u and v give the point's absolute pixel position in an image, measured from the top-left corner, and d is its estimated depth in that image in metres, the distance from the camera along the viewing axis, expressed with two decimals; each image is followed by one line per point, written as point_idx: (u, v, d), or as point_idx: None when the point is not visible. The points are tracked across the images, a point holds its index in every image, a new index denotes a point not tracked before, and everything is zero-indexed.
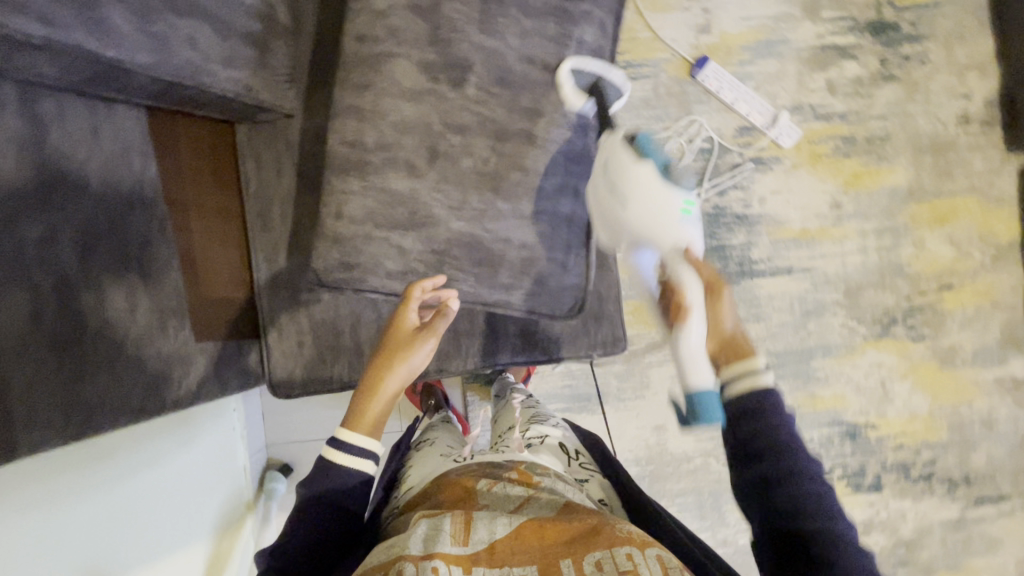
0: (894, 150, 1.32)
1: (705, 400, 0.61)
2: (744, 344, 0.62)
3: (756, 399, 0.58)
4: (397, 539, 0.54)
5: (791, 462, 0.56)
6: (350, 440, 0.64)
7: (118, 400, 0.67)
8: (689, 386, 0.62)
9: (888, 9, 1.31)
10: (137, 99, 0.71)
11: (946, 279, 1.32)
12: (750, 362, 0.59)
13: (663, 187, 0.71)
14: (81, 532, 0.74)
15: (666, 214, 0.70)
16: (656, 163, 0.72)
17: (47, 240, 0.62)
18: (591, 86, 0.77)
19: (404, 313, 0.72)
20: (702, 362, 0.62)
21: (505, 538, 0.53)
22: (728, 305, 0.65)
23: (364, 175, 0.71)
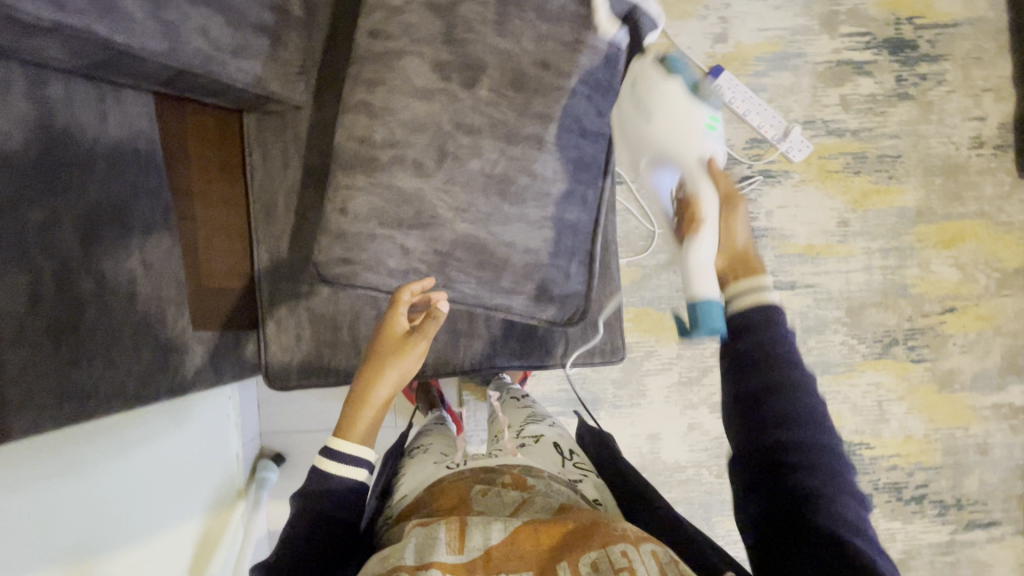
0: (905, 169, 1.31)
1: (710, 307, 0.61)
2: (754, 260, 0.62)
3: (759, 311, 0.57)
4: (391, 551, 0.52)
5: (791, 375, 0.53)
6: (341, 449, 0.63)
7: (115, 387, 0.66)
8: (693, 295, 0.62)
9: (908, 26, 1.30)
10: (146, 84, 0.70)
11: (949, 302, 1.31)
12: (758, 278, 0.58)
13: (687, 101, 0.67)
14: (71, 515, 0.74)
15: (688, 128, 0.66)
16: (683, 78, 0.68)
17: (50, 225, 0.61)
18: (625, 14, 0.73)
19: (394, 317, 0.70)
20: (709, 275, 0.62)
21: (501, 543, 0.51)
22: (742, 220, 0.65)
23: (371, 172, 0.70)
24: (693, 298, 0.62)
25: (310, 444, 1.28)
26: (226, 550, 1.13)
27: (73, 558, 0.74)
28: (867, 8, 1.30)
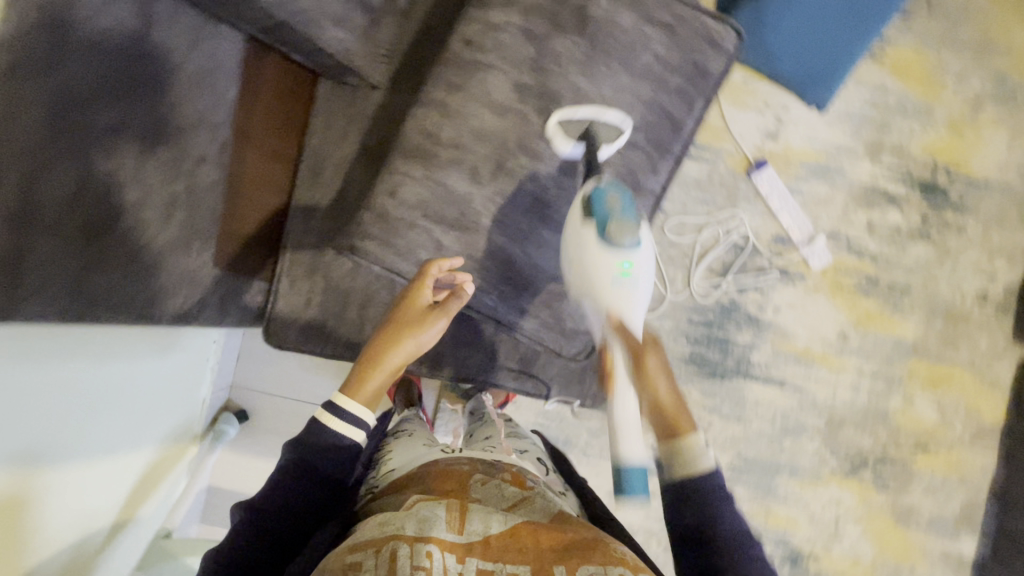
0: (911, 304, 1.36)
1: (630, 477, 0.58)
2: (681, 415, 0.60)
3: (700, 484, 0.57)
4: (389, 517, 0.53)
5: (732, 542, 0.56)
6: (344, 406, 0.64)
7: (121, 298, 0.66)
8: (618, 459, 0.59)
9: (943, 174, 1.37)
10: (245, 26, 0.72)
11: (924, 441, 1.35)
12: (690, 447, 0.58)
13: (600, 251, 0.68)
14: (35, 414, 0.72)
15: (597, 278, 0.68)
16: (599, 220, 0.68)
17: (115, 131, 0.62)
18: (584, 129, 0.73)
19: (419, 291, 0.71)
20: (637, 435, 0.60)
21: (500, 532, 0.52)
22: (659, 366, 0.63)
23: (428, 166, 0.73)
24: (620, 462, 0.59)
25: (277, 411, 1.26)
26: (165, 492, 1.10)
27: (15, 455, 0.70)
28: (910, 147, 1.37)
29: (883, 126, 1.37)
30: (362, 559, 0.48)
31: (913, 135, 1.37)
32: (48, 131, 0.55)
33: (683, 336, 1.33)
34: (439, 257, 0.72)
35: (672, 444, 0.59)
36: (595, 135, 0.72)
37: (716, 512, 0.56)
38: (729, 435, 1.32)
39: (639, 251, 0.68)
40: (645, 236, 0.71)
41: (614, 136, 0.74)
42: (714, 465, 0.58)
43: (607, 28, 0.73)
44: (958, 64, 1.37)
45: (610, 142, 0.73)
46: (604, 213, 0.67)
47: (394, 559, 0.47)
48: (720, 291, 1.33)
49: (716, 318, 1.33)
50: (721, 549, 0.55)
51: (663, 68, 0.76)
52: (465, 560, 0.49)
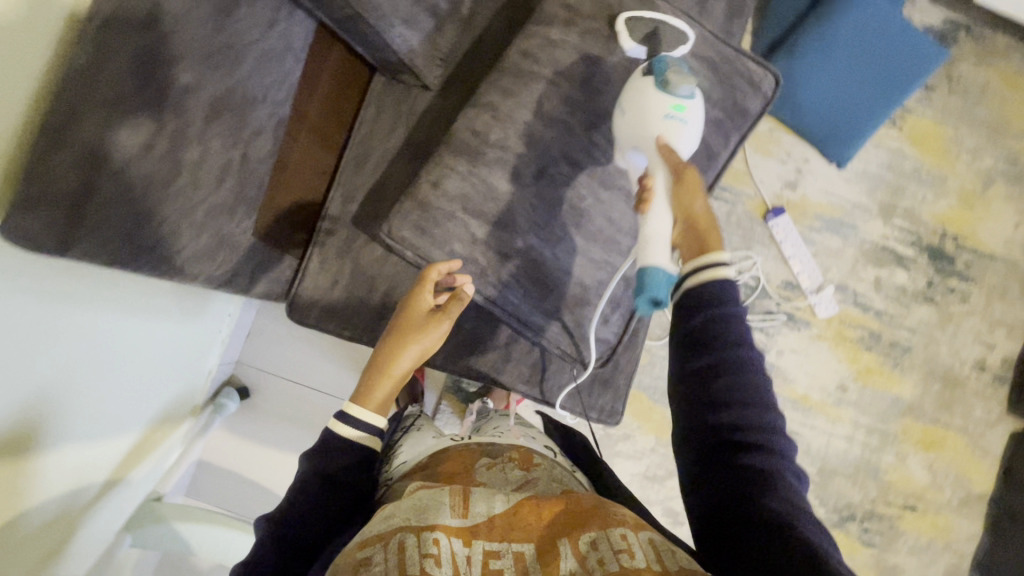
0: (910, 363, 1.39)
1: (653, 280, 0.61)
2: (712, 230, 0.60)
3: (715, 287, 0.56)
4: (394, 511, 0.53)
5: (735, 349, 0.54)
6: (359, 415, 0.66)
7: (165, 250, 0.68)
8: (642, 265, 0.62)
9: (951, 242, 1.42)
10: (321, 14, 0.75)
11: (912, 501, 1.36)
12: (714, 254, 0.57)
13: (653, 96, 0.70)
14: (59, 360, 0.73)
15: (649, 117, 0.69)
16: (655, 76, 0.71)
17: (189, 91, 0.65)
18: (650, 33, 0.78)
19: (420, 295, 0.74)
20: (664, 245, 0.62)
21: (503, 511, 0.52)
22: (699, 188, 0.62)
23: (474, 163, 0.77)
24: (644, 266, 0.62)
25: (278, 392, 1.27)
26: (157, 460, 1.09)
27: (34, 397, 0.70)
28: (922, 212, 1.42)
29: (898, 190, 1.42)
30: (371, 553, 0.48)
31: (925, 201, 1.42)
32: (134, 82, 0.58)
33: None
34: (439, 262, 0.76)
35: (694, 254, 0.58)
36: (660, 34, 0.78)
37: (727, 318, 0.55)
38: None
39: (692, 104, 0.70)
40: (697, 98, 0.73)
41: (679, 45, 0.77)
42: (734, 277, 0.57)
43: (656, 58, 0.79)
44: (973, 139, 1.43)
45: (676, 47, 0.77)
46: (662, 66, 0.70)
47: (401, 553, 0.47)
48: None
49: None
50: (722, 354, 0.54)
51: (706, 99, 0.80)
52: (472, 543, 0.49)
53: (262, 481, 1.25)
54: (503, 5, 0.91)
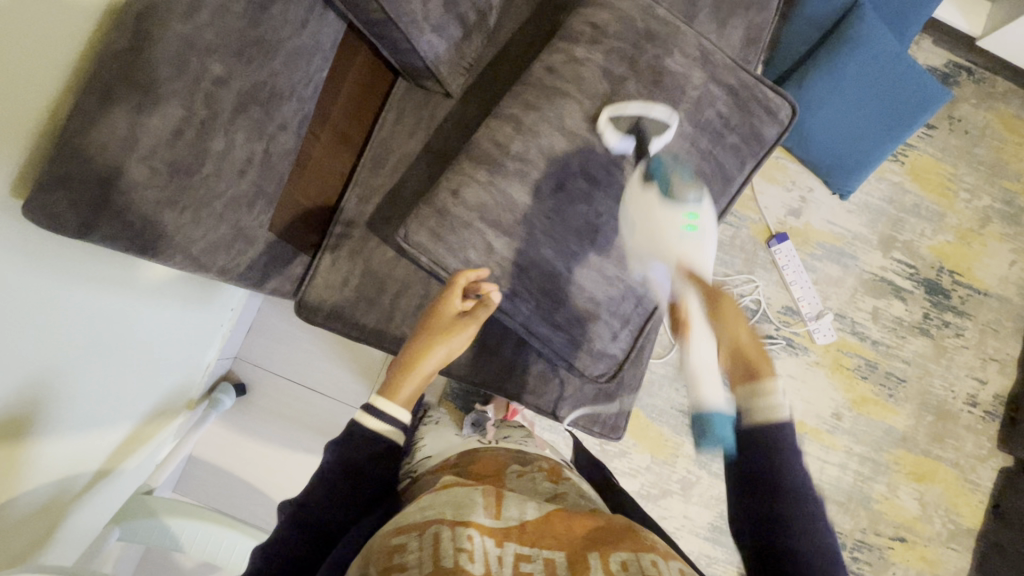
0: (905, 394, 1.40)
1: (711, 420, 0.53)
2: (763, 355, 0.52)
3: (770, 431, 0.50)
4: (431, 504, 0.55)
5: (790, 505, 0.49)
6: (381, 407, 0.66)
7: (185, 240, 0.67)
8: (696, 403, 0.55)
9: (948, 277, 1.44)
10: (354, 17, 0.76)
11: (902, 532, 1.36)
12: (768, 390, 0.50)
13: (664, 208, 0.68)
14: (67, 343, 0.72)
15: (663, 233, 0.67)
16: (660, 185, 0.70)
17: (221, 81, 0.65)
18: (634, 125, 0.79)
19: (448, 301, 0.73)
20: (713, 379, 0.55)
21: (535, 519, 0.53)
22: (738, 310, 0.55)
23: (493, 174, 0.79)
24: (699, 408, 0.55)
25: (275, 391, 1.26)
26: (150, 450, 1.07)
27: (37, 381, 0.69)
28: (921, 247, 1.45)
29: (898, 223, 1.45)
30: (406, 541, 0.50)
31: (923, 236, 1.45)
32: (170, 72, 0.59)
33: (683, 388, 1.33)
34: (469, 270, 0.75)
35: (748, 391, 0.51)
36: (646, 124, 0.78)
37: (783, 469, 0.49)
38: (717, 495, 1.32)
39: (701, 208, 0.68)
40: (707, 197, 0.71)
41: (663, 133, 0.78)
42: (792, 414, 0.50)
43: (676, 81, 0.81)
44: (972, 178, 1.47)
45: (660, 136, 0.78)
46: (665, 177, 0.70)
47: (437, 543, 0.48)
48: None
49: None
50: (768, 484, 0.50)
51: (724, 124, 0.83)
52: (503, 545, 0.50)
53: (254, 482, 1.23)
54: (528, 20, 0.93)
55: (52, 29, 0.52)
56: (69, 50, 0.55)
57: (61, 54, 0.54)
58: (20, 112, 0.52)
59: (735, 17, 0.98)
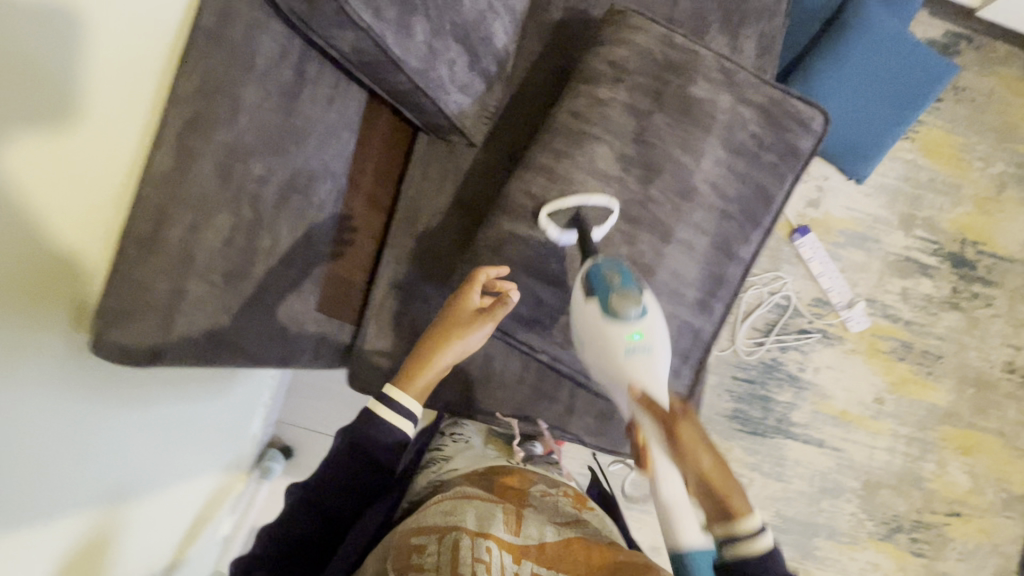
0: (942, 371, 1.41)
1: (700, 563, 0.53)
2: (728, 485, 0.59)
3: (756, 561, 0.55)
4: (453, 512, 0.63)
5: None
6: (397, 399, 0.66)
7: (244, 342, 0.67)
8: (679, 547, 0.54)
9: (971, 248, 1.44)
10: (379, 89, 0.74)
11: (957, 507, 1.38)
12: (745, 522, 0.56)
13: (605, 324, 0.67)
14: (137, 454, 0.71)
15: (610, 353, 0.66)
16: (600, 298, 0.67)
17: (262, 180, 0.64)
18: (574, 215, 0.77)
19: (466, 295, 0.73)
20: (690, 516, 0.55)
21: (554, 542, 0.62)
22: (697, 440, 0.60)
23: (535, 228, 0.79)
24: (680, 550, 0.54)
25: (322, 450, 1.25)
26: (211, 531, 1.07)
27: (108, 500, 0.67)
28: (941, 222, 1.45)
29: (916, 201, 1.45)
30: (426, 542, 0.57)
31: (943, 210, 1.45)
32: (215, 183, 0.59)
33: (726, 393, 1.37)
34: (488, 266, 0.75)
35: (727, 525, 0.57)
36: (584, 221, 0.75)
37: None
38: (768, 493, 1.35)
39: (646, 317, 0.67)
40: (651, 301, 0.69)
41: (603, 224, 0.76)
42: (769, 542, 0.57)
43: (708, 109, 0.80)
44: (983, 146, 1.47)
45: (602, 228, 0.76)
46: (603, 290, 0.67)
47: (455, 551, 0.55)
48: (764, 350, 1.37)
49: (758, 376, 1.37)
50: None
51: (759, 145, 0.82)
52: (519, 562, 0.58)
53: None
54: (541, 59, 0.92)
55: (77, 151, 0.49)
56: (100, 168, 0.52)
57: (88, 172, 0.51)
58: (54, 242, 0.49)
59: (745, 28, 0.97)
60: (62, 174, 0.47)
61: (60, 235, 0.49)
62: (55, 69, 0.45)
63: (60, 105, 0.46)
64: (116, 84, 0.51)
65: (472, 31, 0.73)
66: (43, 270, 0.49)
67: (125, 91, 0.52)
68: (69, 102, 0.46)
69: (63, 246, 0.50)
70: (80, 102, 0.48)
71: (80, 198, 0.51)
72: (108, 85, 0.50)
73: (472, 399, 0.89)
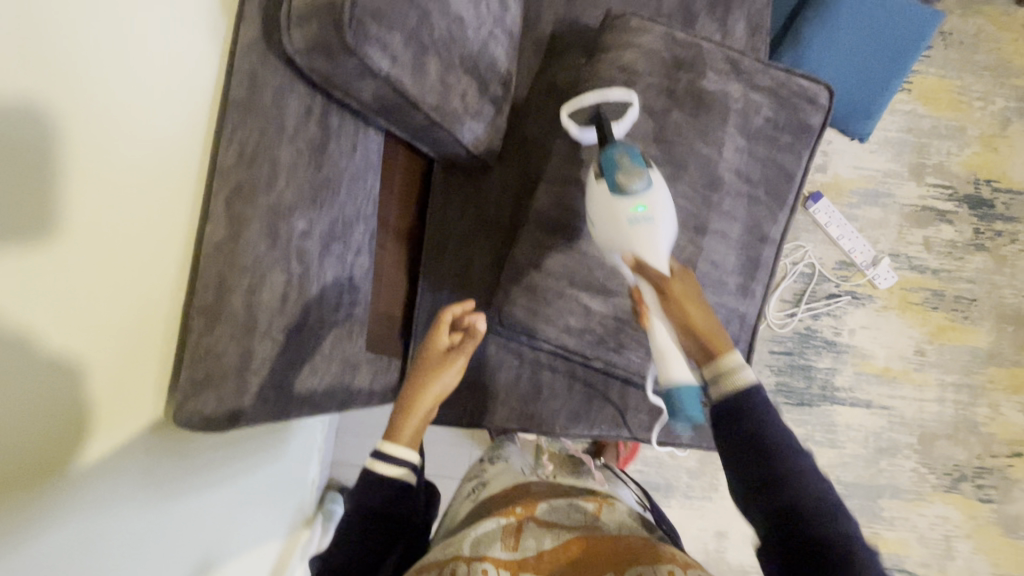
0: (979, 314, 1.40)
1: (681, 393, 0.67)
2: (715, 331, 0.65)
3: (739, 395, 0.58)
4: (453, 541, 0.60)
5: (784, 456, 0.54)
6: (392, 452, 0.63)
7: (309, 390, 0.70)
8: (667, 381, 0.68)
9: (986, 187, 1.44)
10: (398, 130, 0.76)
11: (1018, 448, 1.36)
12: (729, 362, 0.60)
13: (610, 201, 0.71)
14: (212, 518, 0.71)
15: (614, 227, 0.71)
16: (608, 178, 0.71)
17: (306, 235, 0.66)
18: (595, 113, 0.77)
19: (435, 337, 0.75)
20: (676, 361, 0.68)
21: (552, 548, 0.58)
22: (687, 294, 0.68)
23: (569, 239, 0.82)
24: (670, 383, 0.68)
25: None
26: None
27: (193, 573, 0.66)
28: (952, 166, 1.45)
29: (923, 150, 1.45)
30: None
31: (952, 155, 1.45)
32: (264, 246, 0.61)
33: (766, 368, 1.37)
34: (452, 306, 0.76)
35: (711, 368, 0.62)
36: (602, 118, 0.75)
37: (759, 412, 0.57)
38: (826, 462, 1.35)
39: (651, 193, 0.71)
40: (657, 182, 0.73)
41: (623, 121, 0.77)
42: (754, 380, 0.59)
43: (717, 97, 0.82)
44: (981, 86, 1.47)
45: (620, 124, 0.76)
46: (611, 168, 0.70)
47: None
48: (797, 320, 1.37)
49: (795, 346, 1.38)
50: (794, 494, 0.52)
51: (773, 125, 0.84)
52: None
53: None
54: (543, 75, 0.94)
55: (114, 240, 0.49)
56: (129, 249, 0.51)
57: (96, 269, 0.48)
58: (65, 353, 0.45)
59: (734, 12, 0.99)
60: (98, 265, 0.48)
61: (104, 324, 0.49)
62: (47, 155, 0.42)
63: (91, 201, 0.46)
64: (146, 169, 0.52)
65: (478, 60, 0.76)
66: (65, 373, 0.45)
67: (153, 173, 0.53)
68: (99, 196, 0.47)
69: (110, 334, 0.50)
70: (111, 194, 0.48)
71: (92, 297, 0.47)
72: (126, 168, 0.50)
73: (529, 413, 0.90)
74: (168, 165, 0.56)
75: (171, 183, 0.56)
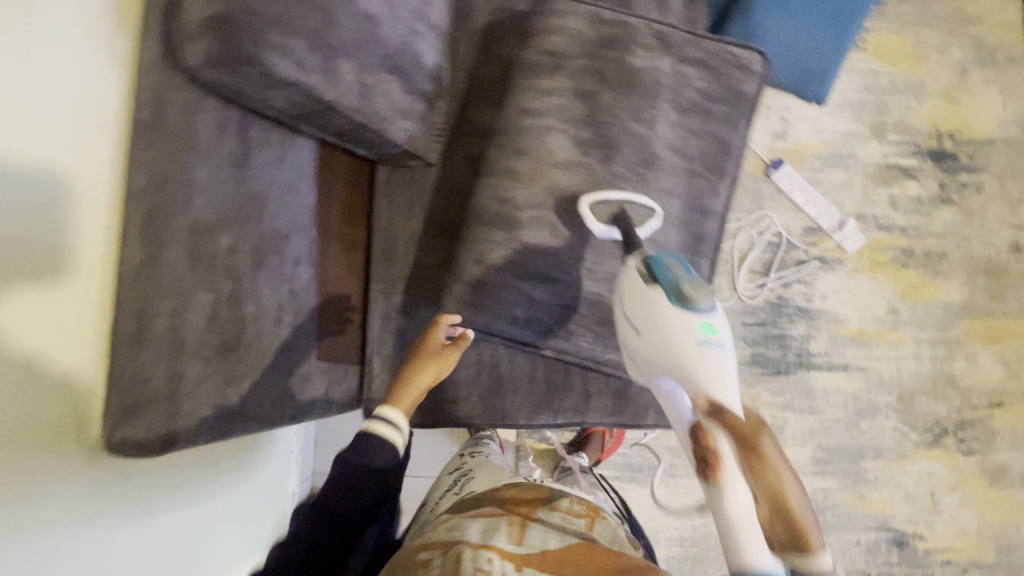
0: (949, 268, 1.40)
1: None
2: (803, 514, 0.52)
3: None
4: (456, 528, 0.59)
5: None
6: (384, 416, 0.68)
7: (255, 403, 0.70)
8: (743, 565, 0.50)
9: (949, 139, 1.43)
10: (325, 136, 0.75)
11: (996, 397, 1.37)
12: (816, 562, 0.50)
13: (673, 315, 0.64)
14: (187, 543, 0.71)
15: (674, 346, 0.63)
16: (665, 286, 0.65)
17: (233, 250, 0.66)
18: (615, 211, 0.76)
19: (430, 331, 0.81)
20: (755, 536, 0.51)
21: (558, 548, 0.56)
22: (775, 455, 0.54)
23: (509, 230, 0.80)
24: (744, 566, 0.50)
25: None
26: None
27: None
28: (912, 121, 1.43)
29: (882, 107, 1.44)
30: (430, 557, 0.54)
31: (912, 110, 1.44)
32: (186, 266, 0.61)
33: (740, 340, 1.37)
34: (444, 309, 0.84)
35: (798, 553, 0.50)
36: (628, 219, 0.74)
37: None
38: (806, 429, 1.35)
39: (716, 314, 0.65)
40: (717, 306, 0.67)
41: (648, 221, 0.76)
42: None
43: (648, 73, 0.81)
44: (937, 38, 1.45)
45: (647, 225, 0.76)
46: (668, 278, 0.65)
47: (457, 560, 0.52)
48: (767, 290, 1.37)
49: (768, 316, 1.37)
50: None
51: (706, 97, 0.83)
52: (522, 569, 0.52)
53: None
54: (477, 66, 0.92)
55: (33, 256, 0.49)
56: (50, 266, 0.51)
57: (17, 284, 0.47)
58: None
59: None
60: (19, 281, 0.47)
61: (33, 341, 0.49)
62: None
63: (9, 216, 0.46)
64: (62, 185, 0.52)
65: (399, 58, 0.75)
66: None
67: (70, 190, 0.53)
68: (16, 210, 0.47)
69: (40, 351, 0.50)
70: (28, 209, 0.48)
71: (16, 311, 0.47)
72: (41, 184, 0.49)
73: (491, 408, 0.90)
74: (89, 183, 0.55)
75: (91, 198, 0.56)
